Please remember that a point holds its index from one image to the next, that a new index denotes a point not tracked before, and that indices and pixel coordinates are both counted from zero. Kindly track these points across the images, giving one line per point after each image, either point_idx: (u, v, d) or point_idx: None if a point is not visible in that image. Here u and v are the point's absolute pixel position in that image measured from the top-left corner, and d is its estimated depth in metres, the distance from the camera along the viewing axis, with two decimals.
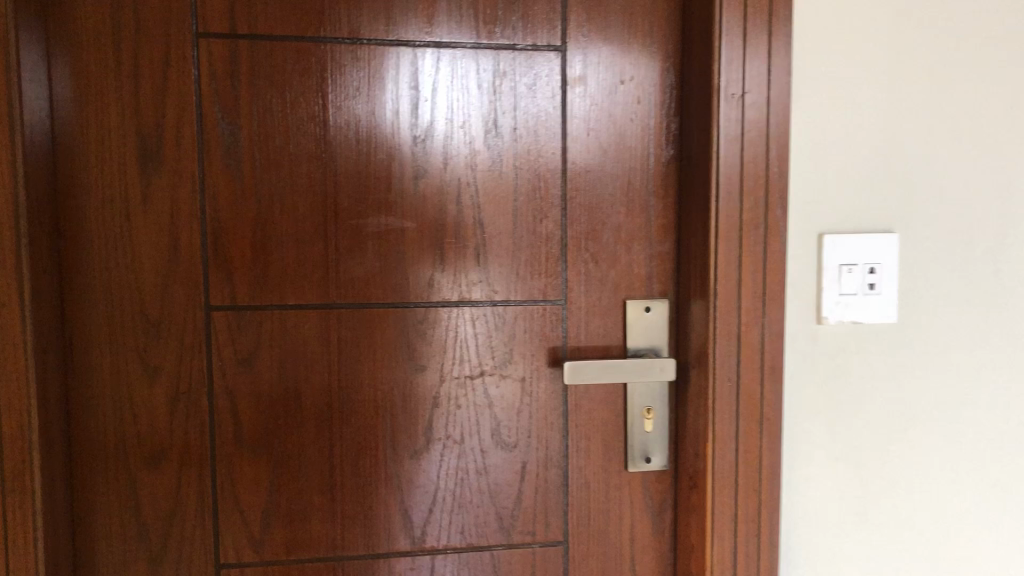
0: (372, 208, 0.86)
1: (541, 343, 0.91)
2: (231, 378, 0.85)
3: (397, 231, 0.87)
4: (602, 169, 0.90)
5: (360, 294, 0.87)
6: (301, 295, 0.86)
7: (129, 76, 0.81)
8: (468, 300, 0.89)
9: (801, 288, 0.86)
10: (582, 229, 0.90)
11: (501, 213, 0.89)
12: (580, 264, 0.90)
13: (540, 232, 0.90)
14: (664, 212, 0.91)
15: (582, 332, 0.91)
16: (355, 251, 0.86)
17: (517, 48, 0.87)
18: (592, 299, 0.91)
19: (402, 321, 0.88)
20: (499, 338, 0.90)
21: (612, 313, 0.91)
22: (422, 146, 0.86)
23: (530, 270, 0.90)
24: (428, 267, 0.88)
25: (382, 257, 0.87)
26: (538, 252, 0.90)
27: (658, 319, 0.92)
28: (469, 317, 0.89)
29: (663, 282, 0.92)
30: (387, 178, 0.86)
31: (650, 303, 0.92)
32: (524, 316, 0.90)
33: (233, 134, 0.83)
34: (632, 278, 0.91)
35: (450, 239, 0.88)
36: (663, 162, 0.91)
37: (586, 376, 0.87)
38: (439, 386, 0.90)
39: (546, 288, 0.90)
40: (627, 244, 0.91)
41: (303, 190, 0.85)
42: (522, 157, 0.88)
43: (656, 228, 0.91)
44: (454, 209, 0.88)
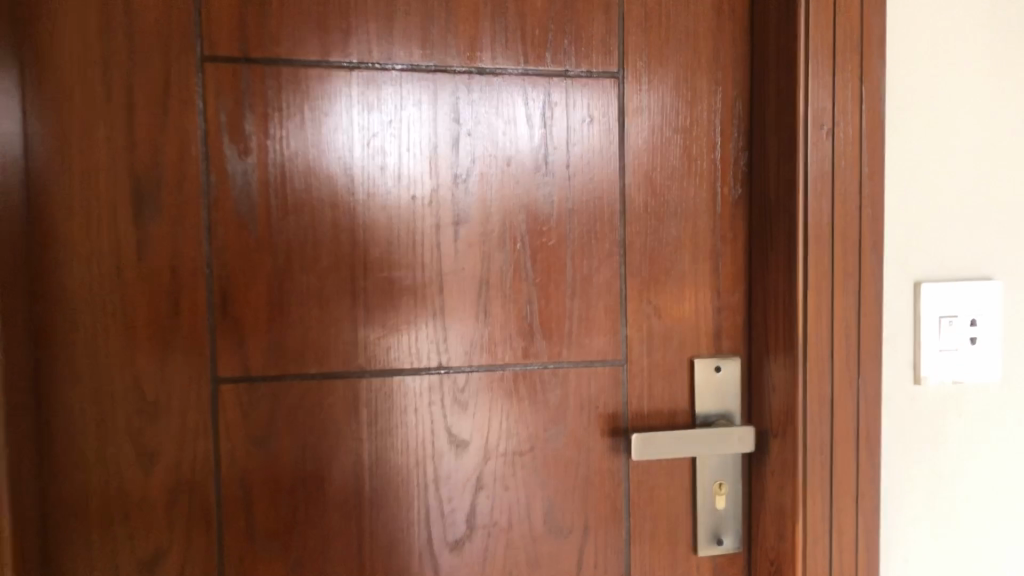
0: (405, 261, 0.74)
1: (599, 412, 0.79)
2: (242, 464, 0.72)
3: (435, 287, 0.75)
4: (665, 211, 0.79)
5: (392, 361, 0.75)
6: (323, 364, 0.73)
7: (122, 108, 0.68)
8: (516, 364, 0.77)
9: (897, 344, 0.76)
10: (644, 279, 0.79)
11: (553, 262, 0.77)
12: (642, 319, 0.79)
13: (597, 283, 0.78)
14: (734, 258, 0.81)
15: (645, 397, 0.80)
16: (386, 311, 0.74)
17: (568, 75, 0.76)
18: (655, 359, 0.80)
19: (441, 390, 0.76)
20: (551, 408, 0.78)
21: (678, 375, 0.80)
22: (462, 186, 0.75)
23: (586, 327, 0.78)
24: (470, 327, 0.76)
25: (417, 318, 0.75)
26: (595, 307, 0.78)
27: (731, 381, 0.81)
28: (517, 383, 0.77)
29: (734, 338, 0.81)
30: (423, 225, 0.75)
31: (720, 361, 0.80)
32: (580, 381, 0.78)
33: (245, 175, 0.71)
34: (699, 334, 0.80)
35: (494, 294, 0.76)
36: (731, 202, 0.80)
37: (657, 448, 0.76)
38: (482, 464, 0.77)
39: (604, 347, 0.78)
40: (694, 296, 0.80)
41: (326, 242, 0.73)
42: (576, 198, 0.77)
43: (724, 277, 0.80)
44: (499, 259, 0.76)
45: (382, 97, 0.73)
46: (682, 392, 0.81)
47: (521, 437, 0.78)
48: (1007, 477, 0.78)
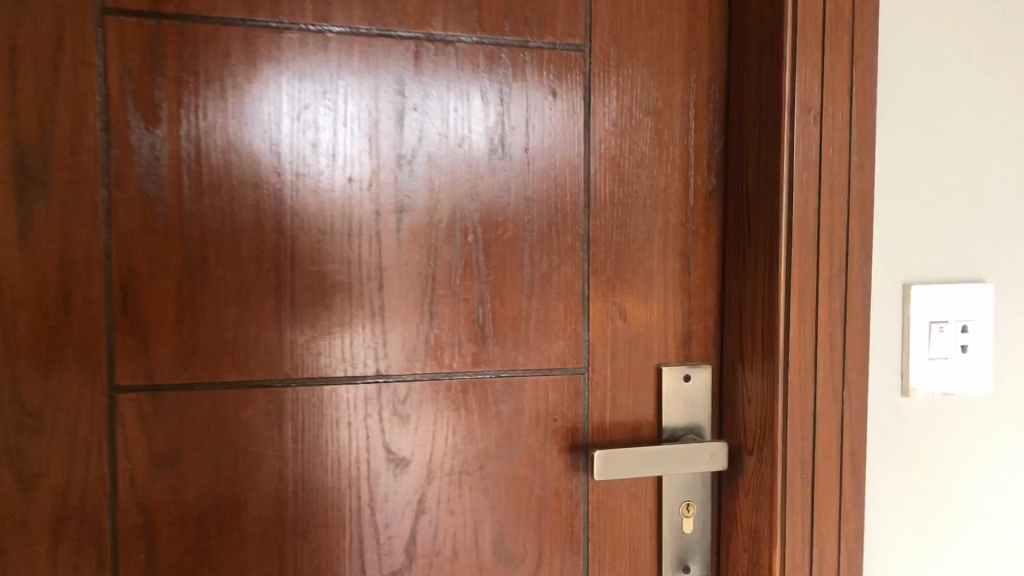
0: (339, 253, 0.65)
1: (557, 426, 0.70)
2: (144, 488, 0.62)
3: (374, 283, 0.66)
4: (633, 202, 0.71)
5: (323, 367, 0.65)
6: (243, 370, 0.63)
7: (3, 66, 0.58)
8: (464, 372, 0.68)
9: (884, 352, 0.69)
10: (608, 278, 0.71)
11: (508, 258, 0.68)
12: (606, 322, 0.71)
13: (557, 281, 0.70)
14: (706, 257, 0.73)
15: (608, 409, 0.72)
16: (317, 310, 0.65)
17: (528, 48, 0.68)
18: (620, 367, 0.71)
19: (380, 402, 0.66)
20: (504, 422, 0.69)
21: (644, 385, 0.72)
22: (407, 169, 0.66)
23: (544, 331, 0.70)
24: (413, 330, 0.67)
25: (352, 318, 0.65)
26: (554, 308, 0.70)
27: (701, 392, 0.73)
28: (465, 393, 0.68)
29: (705, 345, 0.74)
30: (361, 213, 0.65)
31: (690, 370, 0.73)
32: (537, 391, 0.70)
33: (153, 149, 0.61)
34: (668, 340, 0.72)
35: (441, 293, 0.67)
36: (705, 194, 0.73)
37: (619, 467, 0.67)
38: (425, 486, 0.68)
39: (563, 352, 0.70)
40: (663, 298, 0.72)
41: (248, 229, 0.63)
42: (534, 186, 0.69)
43: (696, 277, 0.73)
44: (448, 253, 0.67)
45: (315, 64, 0.63)
46: (649, 403, 0.73)
47: (469, 454, 0.69)
48: (994, 497, 0.72)
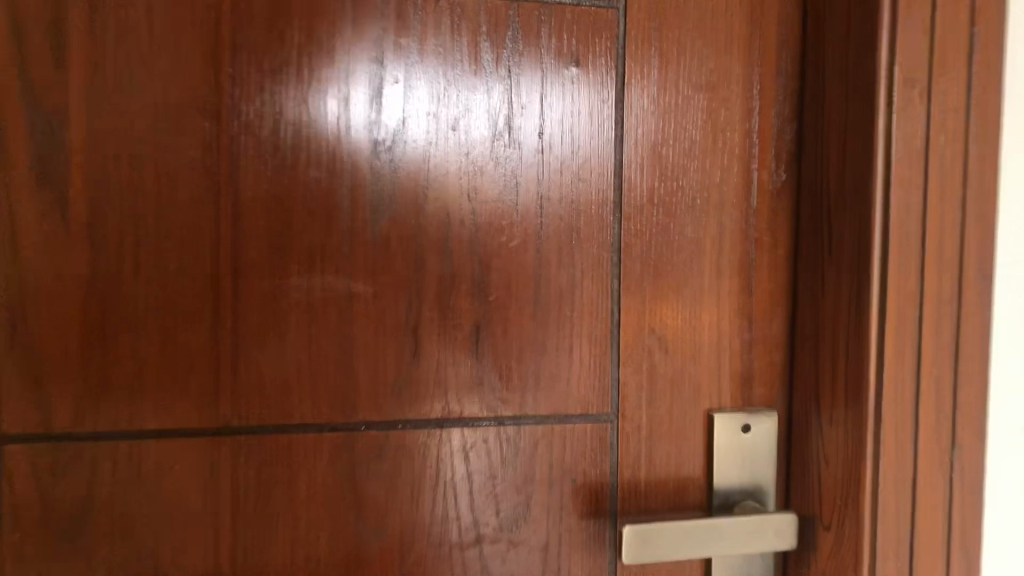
0: (295, 267, 0.50)
1: (577, 487, 0.55)
2: (36, 565, 0.48)
3: (341, 306, 0.51)
4: (677, 204, 0.55)
5: (274, 413, 0.51)
6: (168, 416, 0.49)
7: None
8: (457, 419, 0.53)
9: (1003, 403, 0.53)
10: (645, 300, 0.55)
11: (515, 274, 0.54)
12: (641, 356, 0.55)
13: (578, 303, 0.55)
14: (772, 275, 0.57)
15: (643, 467, 0.56)
16: (265, 340, 0.50)
17: (546, 4, 0.53)
18: (659, 414, 0.56)
19: (347, 457, 0.52)
20: (506, 483, 0.54)
21: (690, 436, 0.57)
22: (385, 158, 0.51)
23: (562, 366, 0.55)
24: (392, 366, 0.52)
25: (312, 350, 0.51)
26: (575, 337, 0.55)
27: (764, 447, 0.57)
28: (459, 447, 0.53)
29: (769, 387, 0.58)
30: (324, 215, 0.51)
31: (749, 418, 0.57)
32: (551, 443, 0.55)
33: (52, 130, 0.47)
34: (721, 379, 0.57)
35: (428, 318, 0.52)
36: (770, 194, 0.57)
37: (660, 546, 0.52)
38: (405, 564, 0.53)
39: (586, 394, 0.55)
40: (715, 326, 0.56)
41: (176, 236, 0.49)
42: (551, 182, 0.54)
43: (758, 300, 0.57)
44: (437, 267, 0.52)
45: (266, 21, 0.49)
46: (696, 460, 0.57)
47: (464, 523, 0.54)
48: None
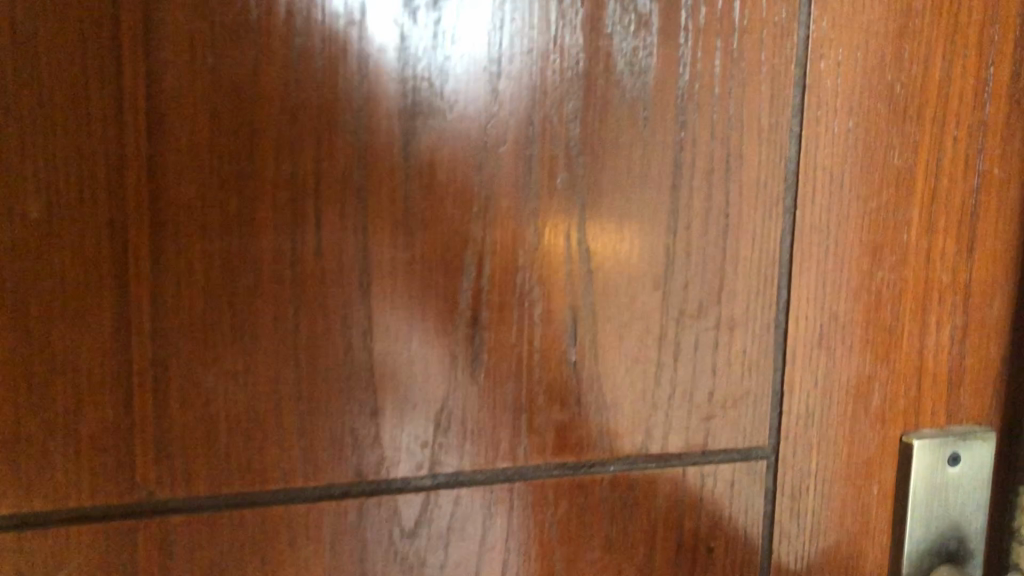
0: (270, 216, 0.28)
1: (713, 560, 0.35)
2: None
3: (351, 286, 0.29)
4: (878, 113, 0.35)
5: (233, 472, 0.29)
6: (38, 490, 0.27)
7: None
8: (537, 466, 0.32)
9: None
10: (825, 268, 0.35)
11: (635, 228, 0.32)
12: (813, 356, 0.35)
13: (730, 274, 0.33)
14: (999, 228, 0.37)
15: (806, 525, 0.36)
16: (216, 348, 0.28)
17: None
18: (833, 441, 0.36)
19: (359, 541, 0.30)
20: (610, 563, 0.34)
21: (871, 473, 0.37)
22: (432, 19, 0.29)
23: (702, 376, 0.34)
24: (436, 386, 0.30)
25: (301, 363, 0.29)
26: (723, 328, 0.34)
27: (978, 487, 0.38)
28: (540, 512, 0.32)
29: (984, 396, 0.38)
30: (323, 121, 0.28)
31: (957, 446, 0.37)
32: (679, 496, 0.34)
33: None
34: (920, 385, 0.37)
35: (497, 303, 0.31)
36: (1010, 103, 0.36)
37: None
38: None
39: (735, 419, 0.35)
40: (918, 307, 0.37)
41: (42, 158, 0.26)
42: (702, 72, 0.32)
43: (977, 267, 0.37)
44: (512, 216, 0.30)
45: None
46: (878, 508, 0.37)
47: None
48: None
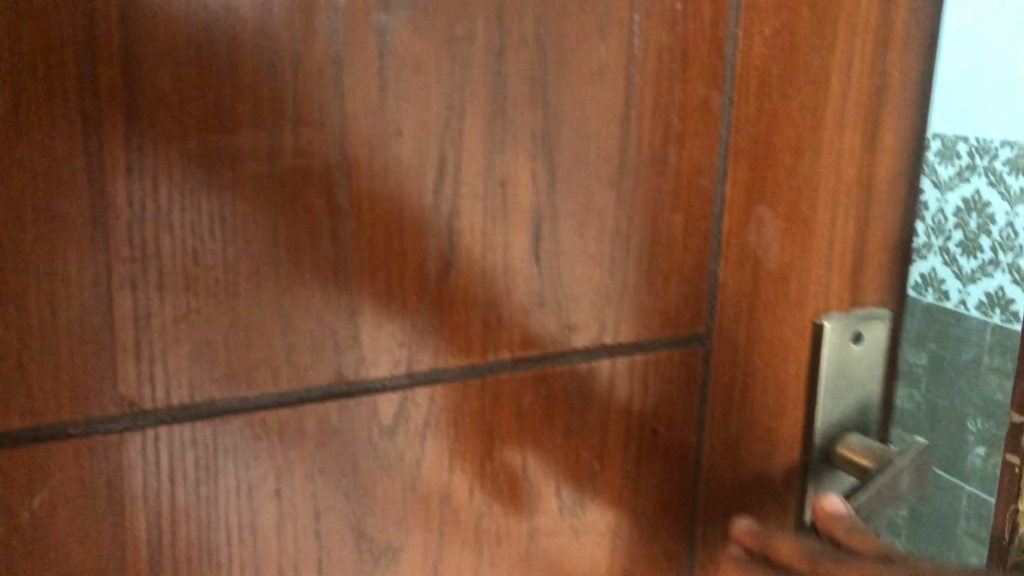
0: (249, 111, 0.27)
1: (658, 441, 0.37)
2: None
3: (331, 184, 0.29)
4: (800, 17, 0.37)
5: (216, 378, 0.28)
6: (14, 405, 0.25)
7: None
8: (504, 360, 0.33)
9: None
10: (755, 164, 0.37)
11: (593, 125, 0.33)
12: (743, 247, 0.38)
13: (675, 171, 0.35)
14: (898, 123, 0.40)
15: (735, 408, 0.39)
16: (198, 252, 0.27)
17: None
18: (758, 325, 0.39)
19: (341, 443, 0.31)
20: (570, 448, 0.35)
21: (789, 354, 0.40)
22: None
23: (651, 268, 0.36)
24: (412, 285, 0.31)
25: (283, 264, 0.28)
26: (668, 222, 0.36)
27: (875, 361, 0.42)
28: (509, 405, 0.34)
29: (882, 280, 0.42)
30: (300, 12, 0.27)
31: (860, 325, 0.41)
32: (630, 382, 0.36)
33: None
34: (830, 272, 0.40)
35: (469, 201, 0.31)
36: (913, 8, 0.39)
37: (781, 540, 0.35)
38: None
39: (678, 308, 0.37)
40: (830, 200, 0.40)
41: (7, 47, 0.23)
42: None
43: (881, 161, 0.40)
44: (482, 112, 0.31)
45: None
46: (794, 385, 0.41)
47: (512, 524, 0.35)
48: None
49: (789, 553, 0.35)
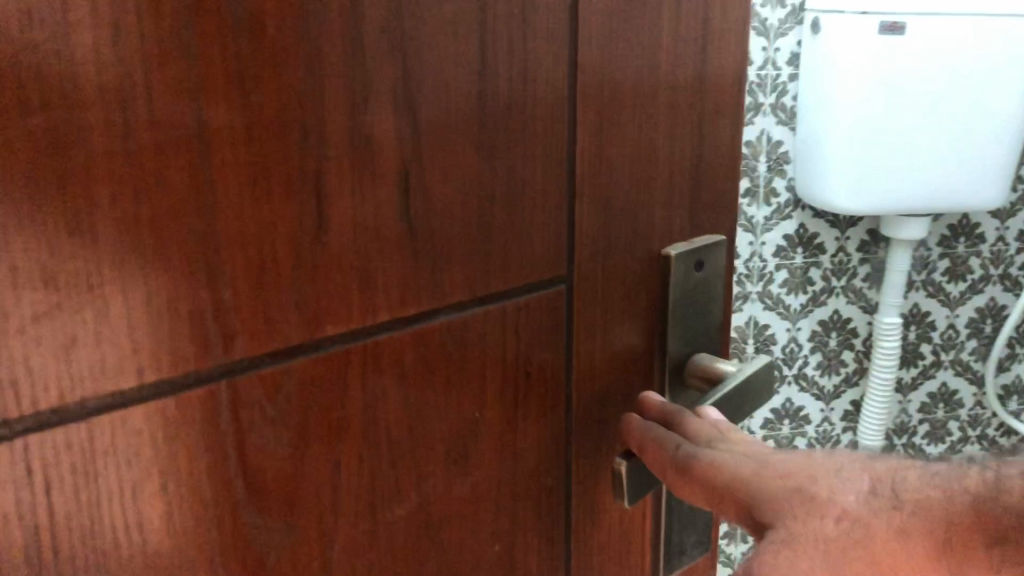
0: (96, 84, 0.24)
1: (531, 382, 0.38)
2: None
3: (193, 156, 0.27)
4: None
5: (85, 375, 0.26)
6: None
7: None
8: (385, 325, 0.33)
9: None
10: (602, 104, 0.38)
11: (451, 75, 0.32)
12: (597, 186, 0.39)
13: (530, 119, 0.35)
14: (722, 56, 0.42)
15: (598, 345, 0.41)
16: (52, 243, 0.24)
17: None
18: (614, 261, 0.40)
19: (225, 430, 0.29)
20: (452, 402, 0.35)
21: (643, 286, 0.42)
22: None
23: (515, 214, 0.36)
24: (286, 255, 0.29)
25: (147, 247, 0.26)
26: (527, 168, 0.36)
27: (712, 283, 0.45)
28: (390, 366, 0.33)
29: (715, 207, 0.44)
30: None
31: (702, 252, 0.44)
32: (502, 330, 0.37)
33: None
34: (674, 203, 0.42)
35: (336, 164, 0.30)
36: None
37: (692, 417, 0.39)
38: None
39: (544, 251, 0.37)
40: (671, 134, 0.41)
41: None
42: None
43: (710, 95, 0.42)
44: (341, 68, 0.29)
45: None
46: (646, 314, 0.42)
47: (402, 485, 0.34)
48: None
49: (694, 431, 0.38)
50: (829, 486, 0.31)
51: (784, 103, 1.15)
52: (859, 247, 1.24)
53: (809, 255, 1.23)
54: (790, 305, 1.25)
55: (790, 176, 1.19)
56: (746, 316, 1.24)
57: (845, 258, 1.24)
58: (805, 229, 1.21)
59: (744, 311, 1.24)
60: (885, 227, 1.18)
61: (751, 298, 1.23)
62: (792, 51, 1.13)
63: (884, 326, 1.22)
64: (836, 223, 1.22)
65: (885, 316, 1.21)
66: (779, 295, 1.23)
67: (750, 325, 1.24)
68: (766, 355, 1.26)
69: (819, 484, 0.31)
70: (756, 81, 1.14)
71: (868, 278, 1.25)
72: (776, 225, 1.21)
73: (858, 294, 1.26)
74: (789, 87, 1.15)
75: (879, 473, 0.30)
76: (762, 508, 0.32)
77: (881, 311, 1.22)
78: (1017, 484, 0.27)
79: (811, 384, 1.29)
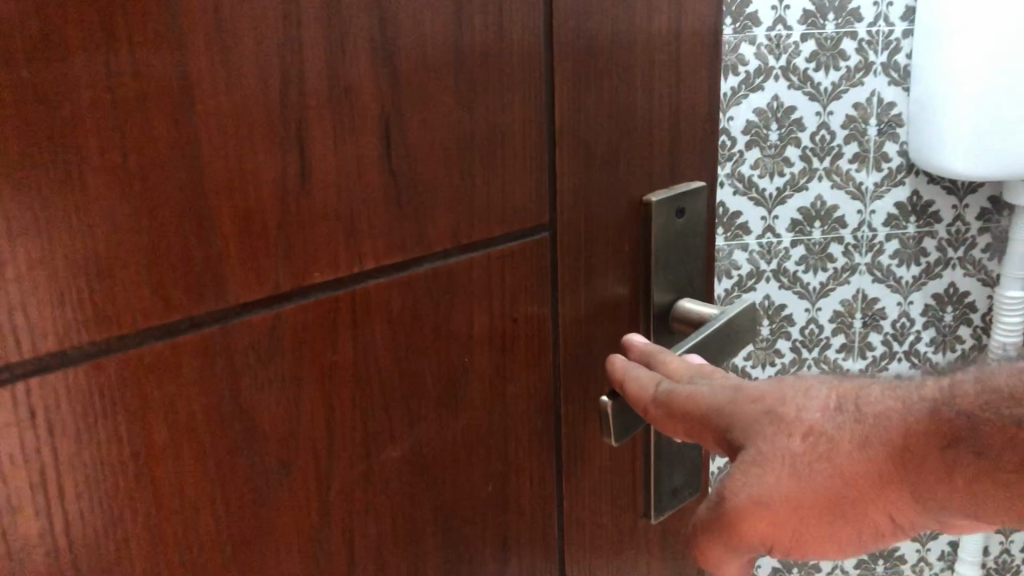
0: (80, 34, 0.25)
1: (518, 327, 0.39)
2: None
3: (176, 105, 0.27)
4: None
5: (81, 319, 0.27)
6: None
7: None
8: (370, 271, 0.34)
9: None
10: (579, 54, 0.39)
11: (427, 26, 0.33)
12: (577, 134, 0.39)
13: (507, 69, 0.36)
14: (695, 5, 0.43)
15: (583, 292, 0.42)
16: (45, 191, 0.25)
17: None
18: (596, 209, 0.41)
19: (220, 373, 0.30)
20: (440, 346, 0.36)
21: (625, 233, 0.43)
22: None
23: (496, 163, 0.37)
24: (272, 202, 0.30)
25: (138, 194, 0.27)
26: (507, 117, 0.37)
27: (694, 228, 0.46)
28: (379, 312, 0.34)
29: (693, 155, 0.45)
30: None
31: (683, 198, 0.45)
32: (487, 276, 0.38)
33: None
34: (653, 152, 0.43)
35: (317, 114, 0.31)
36: None
37: (670, 356, 0.40)
38: (327, 519, 0.34)
39: (527, 199, 0.38)
40: (647, 84, 0.42)
41: None
42: None
43: (684, 44, 0.43)
44: (318, 21, 0.30)
45: None
46: (630, 261, 0.43)
47: (395, 427, 0.35)
48: None
49: (674, 367, 0.39)
50: (795, 404, 0.33)
51: (897, 62, 1.07)
52: (979, 215, 1.13)
53: (923, 224, 1.14)
54: (901, 278, 1.16)
55: (903, 139, 1.10)
56: (854, 289, 1.16)
57: (961, 228, 1.14)
58: (918, 196, 1.12)
59: (852, 283, 1.16)
60: (1006, 193, 1.08)
61: (860, 270, 1.16)
62: (906, 7, 1.04)
63: (1006, 301, 1.12)
64: (954, 189, 1.12)
65: (1007, 290, 1.12)
66: (890, 267, 1.15)
67: (859, 298, 1.17)
68: (875, 331, 1.18)
69: (787, 402, 0.33)
70: (866, 38, 1.06)
71: (989, 249, 1.15)
72: (887, 192, 1.12)
73: (977, 266, 1.15)
74: (902, 45, 1.06)
75: (845, 391, 0.33)
76: (733, 430, 0.34)
77: (1002, 284, 1.12)
78: (970, 390, 0.30)
79: (924, 360, 1.20)
